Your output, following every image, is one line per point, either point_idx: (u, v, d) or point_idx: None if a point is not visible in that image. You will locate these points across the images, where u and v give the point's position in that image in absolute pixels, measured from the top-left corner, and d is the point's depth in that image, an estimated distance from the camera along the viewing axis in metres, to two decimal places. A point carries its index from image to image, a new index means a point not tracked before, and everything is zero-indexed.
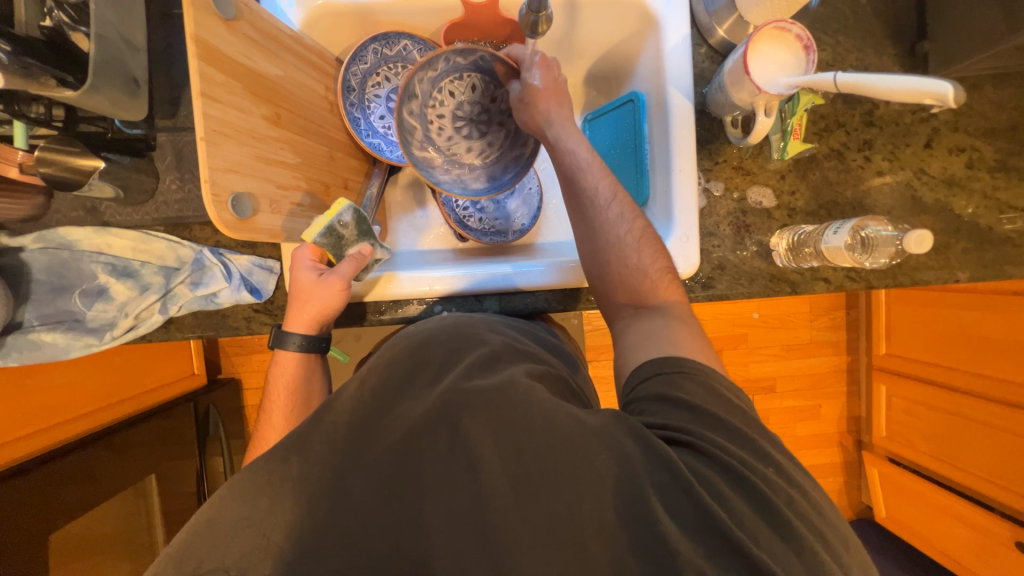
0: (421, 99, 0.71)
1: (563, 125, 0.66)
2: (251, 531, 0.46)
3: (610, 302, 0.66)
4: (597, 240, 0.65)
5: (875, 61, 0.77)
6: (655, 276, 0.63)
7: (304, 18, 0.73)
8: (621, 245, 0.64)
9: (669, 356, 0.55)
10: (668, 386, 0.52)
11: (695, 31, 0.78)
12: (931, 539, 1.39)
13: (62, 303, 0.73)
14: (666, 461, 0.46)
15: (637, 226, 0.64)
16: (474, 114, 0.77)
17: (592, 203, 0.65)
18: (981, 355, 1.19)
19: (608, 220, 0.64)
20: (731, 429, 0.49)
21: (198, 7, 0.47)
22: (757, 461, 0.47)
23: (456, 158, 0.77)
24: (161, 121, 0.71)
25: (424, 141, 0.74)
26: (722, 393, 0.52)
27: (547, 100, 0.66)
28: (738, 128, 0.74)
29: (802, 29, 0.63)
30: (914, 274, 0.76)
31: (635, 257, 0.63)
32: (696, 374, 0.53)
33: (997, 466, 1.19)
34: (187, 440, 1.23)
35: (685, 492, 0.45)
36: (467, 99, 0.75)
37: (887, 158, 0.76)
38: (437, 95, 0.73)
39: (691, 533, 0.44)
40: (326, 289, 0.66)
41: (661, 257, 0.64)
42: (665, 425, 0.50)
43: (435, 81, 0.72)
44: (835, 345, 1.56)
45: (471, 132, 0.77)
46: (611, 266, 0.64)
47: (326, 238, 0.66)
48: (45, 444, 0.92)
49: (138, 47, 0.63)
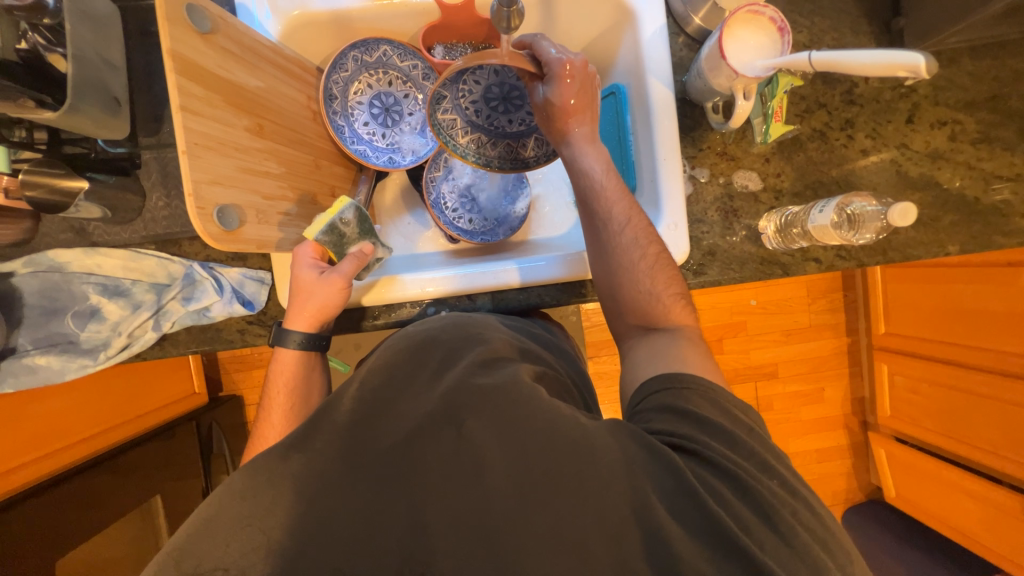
0: (452, 93, 0.71)
1: (583, 145, 0.65)
2: (251, 542, 0.45)
3: (619, 321, 0.66)
4: (612, 262, 0.64)
5: (852, 40, 0.77)
6: (668, 302, 0.63)
7: (282, 29, 0.73)
8: (634, 271, 0.63)
9: (676, 371, 0.55)
10: (675, 398, 0.53)
11: (672, 21, 0.79)
12: (941, 515, 1.39)
13: (54, 326, 0.73)
14: (672, 468, 0.46)
15: (651, 252, 0.63)
16: (505, 94, 0.74)
17: (607, 227, 0.64)
18: (979, 328, 1.19)
19: (623, 245, 0.63)
20: (738, 444, 0.49)
21: (172, 21, 0.47)
22: (762, 474, 0.47)
23: (503, 133, 0.75)
24: (145, 139, 0.71)
25: (467, 127, 0.73)
26: (730, 410, 0.52)
27: (571, 116, 0.64)
28: (719, 114, 0.75)
29: (776, 11, 0.64)
30: (904, 250, 0.76)
31: (647, 282, 0.63)
32: (705, 390, 0.53)
33: (1004, 438, 1.19)
34: (190, 459, 1.23)
35: (690, 498, 0.45)
36: (493, 84, 0.73)
37: (870, 136, 0.77)
38: (464, 86, 0.71)
39: (695, 535, 0.43)
40: (326, 287, 0.66)
41: (675, 283, 0.64)
42: (671, 432, 0.50)
43: (459, 76, 0.70)
44: (834, 327, 1.57)
45: (514, 106, 0.75)
46: (623, 290, 0.64)
47: (327, 236, 0.68)
48: (59, 462, 0.93)
49: (117, 66, 0.64)
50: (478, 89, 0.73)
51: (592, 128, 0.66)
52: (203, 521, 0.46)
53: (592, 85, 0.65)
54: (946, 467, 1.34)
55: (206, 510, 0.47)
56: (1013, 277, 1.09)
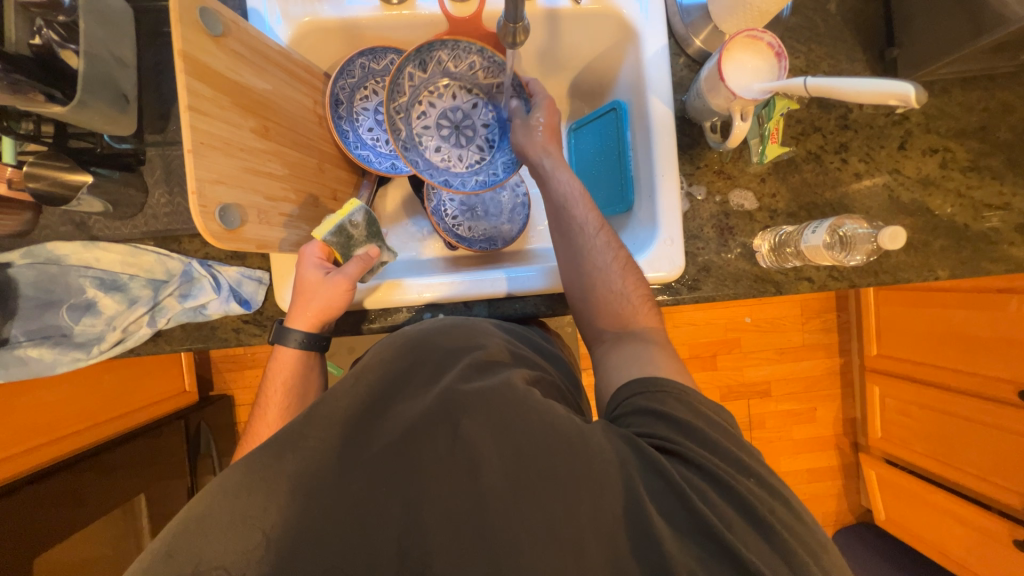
0: (428, 78, 0.79)
1: (559, 166, 0.72)
2: (242, 536, 0.45)
3: (593, 325, 0.67)
4: (584, 266, 0.67)
5: (848, 67, 0.79)
6: (636, 302, 0.65)
7: (291, 35, 0.74)
8: (607, 272, 0.66)
9: (650, 375, 0.56)
10: (652, 400, 0.53)
11: (674, 41, 0.80)
12: (928, 538, 1.39)
13: (49, 318, 0.73)
14: (660, 469, 0.47)
15: (621, 255, 0.68)
16: (457, 123, 0.84)
17: (582, 231, 0.68)
18: (969, 354, 1.20)
19: (594, 249, 0.67)
20: (719, 448, 0.49)
21: (187, 24, 0.49)
22: (744, 475, 0.48)
23: (413, 142, 0.81)
24: (151, 136, 0.72)
25: (403, 108, 0.79)
26: (703, 410, 0.52)
27: (548, 142, 0.73)
28: (716, 133, 0.75)
29: (774, 37, 0.66)
30: (895, 273, 0.77)
31: (619, 283, 0.66)
32: (678, 393, 0.53)
33: (995, 465, 1.19)
34: (177, 459, 1.21)
35: (679, 500, 0.46)
36: (460, 107, 0.84)
37: (863, 161, 0.78)
38: (439, 88, 0.81)
39: (685, 540, 0.44)
40: (332, 288, 0.67)
41: (642, 285, 0.67)
42: (654, 434, 0.50)
43: (445, 76, 0.81)
44: (826, 348, 1.58)
45: (449, 134, 0.84)
46: (596, 290, 0.66)
47: (336, 237, 0.70)
48: (27, 465, 0.90)
49: (127, 64, 0.65)
50: (443, 101, 0.83)
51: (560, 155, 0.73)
52: (196, 516, 0.46)
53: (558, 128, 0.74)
54: (935, 490, 1.34)
55: (198, 506, 0.47)
56: (1003, 304, 1.11)
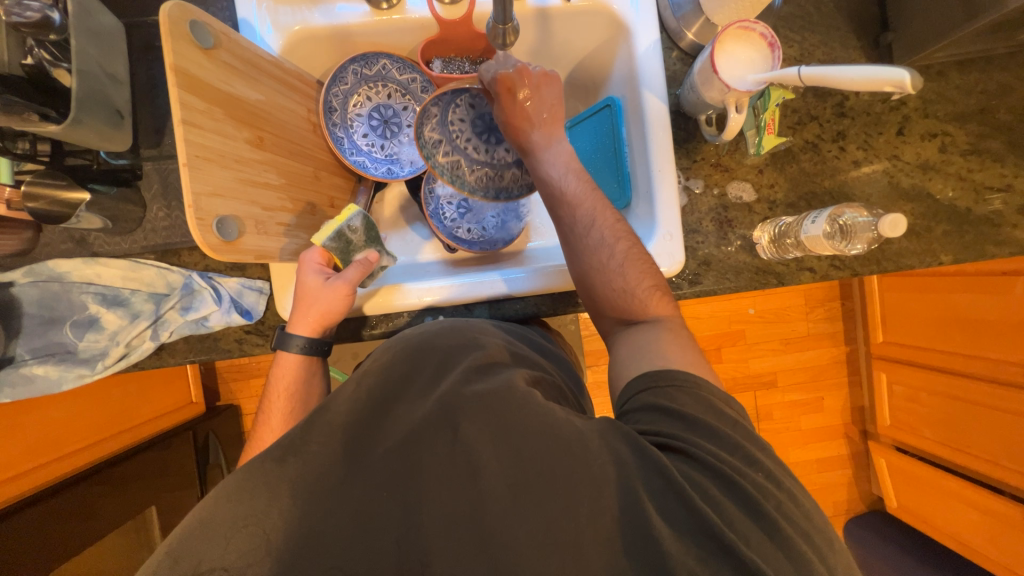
0: (445, 137, 0.77)
1: (542, 152, 0.69)
2: (245, 547, 0.45)
3: (603, 319, 0.68)
4: (583, 265, 0.66)
5: (842, 54, 0.79)
6: (643, 296, 0.63)
7: (283, 44, 0.74)
8: (604, 270, 0.65)
9: (662, 368, 0.56)
10: (660, 397, 0.53)
11: (666, 36, 0.80)
12: (941, 525, 1.38)
13: (53, 335, 0.74)
14: (660, 468, 0.46)
15: (620, 248, 0.65)
16: (489, 122, 0.79)
17: (574, 230, 0.66)
18: (975, 337, 1.19)
19: (588, 247, 0.65)
20: (730, 444, 0.49)
21: (179, 39, 0.49)
22: (747, 468, 0.48)
23: (506, 163, 0.81)
24: (147, 150, 0.73)
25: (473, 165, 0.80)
26: (714, 404, 0.52)
27: (523, 128, 0.69)
28: (713, 126, 0.76)
29: (766, 27, 0.65)
30: (897, 261, 0.76)
31: (620, 280, 0.64)
32: (690, 387, 0.53)
33: (1005, 448, 1.17)
34: (186, 470, 1.22)
35: (677, 496, 0.45)
36: (475, 115, 0.79)
37: (862, 148, 0.78)
38: (454, 127, 0.78)
39: (684, 536, 0.44)
40: (332, 293, 0.67)
41: (649, 274, 0.65)
42: (659, 432, 0.50)
43: (443, 119, 0.77)
44: (832, 336, 1.57)
45: (493, 139, 0.80)
46: (597, 289, 0.65)
47: (336, 242, 0.70)
48: (42, 479, 0.91)
49: (120, 81, 0.66)
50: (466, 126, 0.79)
51: (548, 129, 0.69)
52: (198, 527, 0.46)
53: (519, 88, 0.67)
54: (945, 476, 1.33)
55: (202, 513, 0.47)
56: (1009, 286, 1.10)
